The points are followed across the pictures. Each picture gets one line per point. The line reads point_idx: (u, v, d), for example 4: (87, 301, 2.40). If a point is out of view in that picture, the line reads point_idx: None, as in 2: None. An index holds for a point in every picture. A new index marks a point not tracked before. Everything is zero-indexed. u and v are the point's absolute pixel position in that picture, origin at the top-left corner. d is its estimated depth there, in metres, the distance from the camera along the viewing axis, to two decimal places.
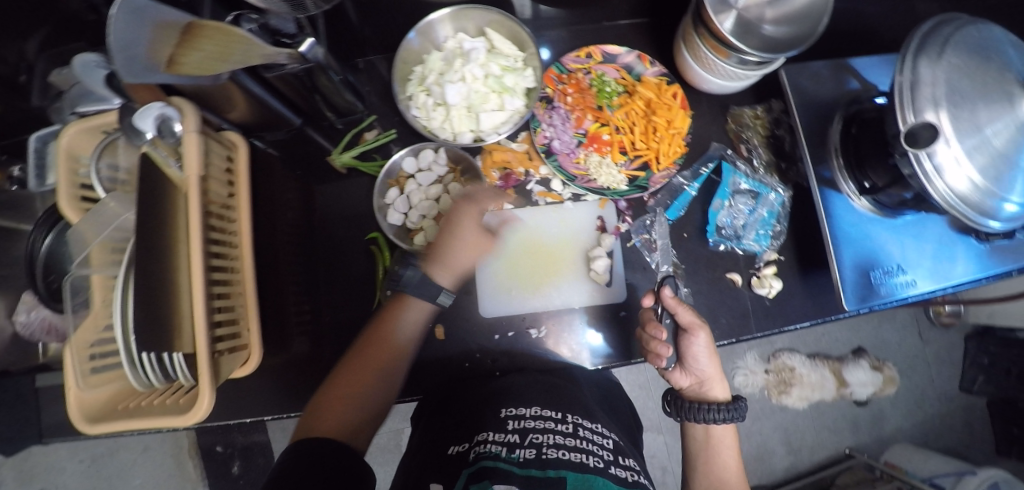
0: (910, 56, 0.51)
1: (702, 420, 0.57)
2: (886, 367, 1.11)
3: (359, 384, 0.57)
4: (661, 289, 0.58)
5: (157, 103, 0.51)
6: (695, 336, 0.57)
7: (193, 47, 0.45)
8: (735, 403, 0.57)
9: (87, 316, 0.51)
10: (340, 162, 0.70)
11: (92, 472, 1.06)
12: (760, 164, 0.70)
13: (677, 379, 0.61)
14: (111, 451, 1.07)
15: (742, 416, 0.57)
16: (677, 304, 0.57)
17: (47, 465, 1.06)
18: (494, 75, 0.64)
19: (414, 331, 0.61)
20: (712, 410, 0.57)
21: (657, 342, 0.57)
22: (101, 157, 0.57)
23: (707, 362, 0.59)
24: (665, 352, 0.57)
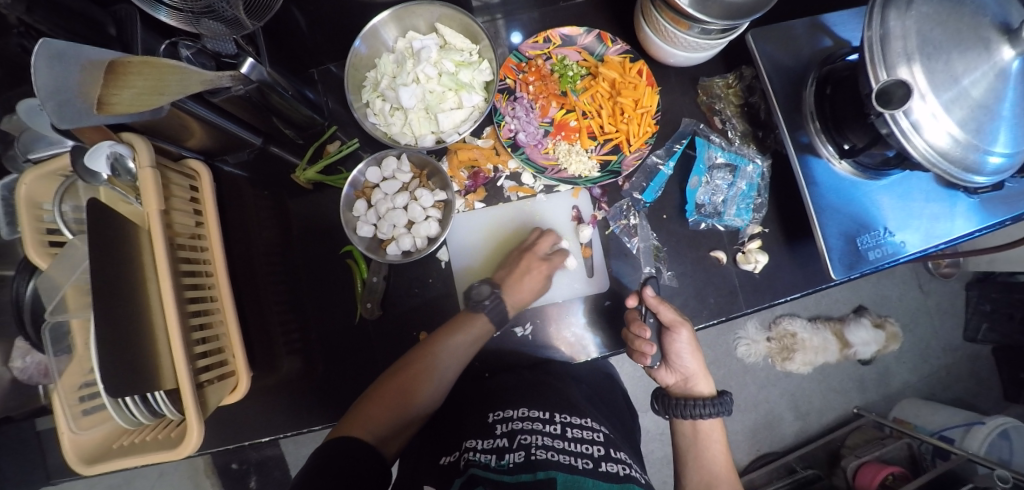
0: (879, 8, 0.48)
1: (690, 417, 0.59)
2: (890, 323, 1.10)
3: (398, 394, 0.55)
4: (643, 289, 0.60)
5: (107, 142, 0.49)
6: (678, 333, 0.59)
7: (124, 85, 0.43)
8: (721, 398, 0.60)
9: (70, 361, 0.51)
10: (305, 179, 0.68)
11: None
12: (736, 134, 0.67)
13: (662, 377, 0.64)
14: (129, 478, 1.10)
15: (728, 410, 0.60)
16: (658, 302, 0.59)
17: None
18: (448, 73, 0.62)
19: (475, 345, 0.61)
20: (697, 406, 0.59)
21: (641, 340, 0.59)
22: (64, 200, 0.55)
23: (690, 359, 0.60)
24: (649, 350, 0.58)
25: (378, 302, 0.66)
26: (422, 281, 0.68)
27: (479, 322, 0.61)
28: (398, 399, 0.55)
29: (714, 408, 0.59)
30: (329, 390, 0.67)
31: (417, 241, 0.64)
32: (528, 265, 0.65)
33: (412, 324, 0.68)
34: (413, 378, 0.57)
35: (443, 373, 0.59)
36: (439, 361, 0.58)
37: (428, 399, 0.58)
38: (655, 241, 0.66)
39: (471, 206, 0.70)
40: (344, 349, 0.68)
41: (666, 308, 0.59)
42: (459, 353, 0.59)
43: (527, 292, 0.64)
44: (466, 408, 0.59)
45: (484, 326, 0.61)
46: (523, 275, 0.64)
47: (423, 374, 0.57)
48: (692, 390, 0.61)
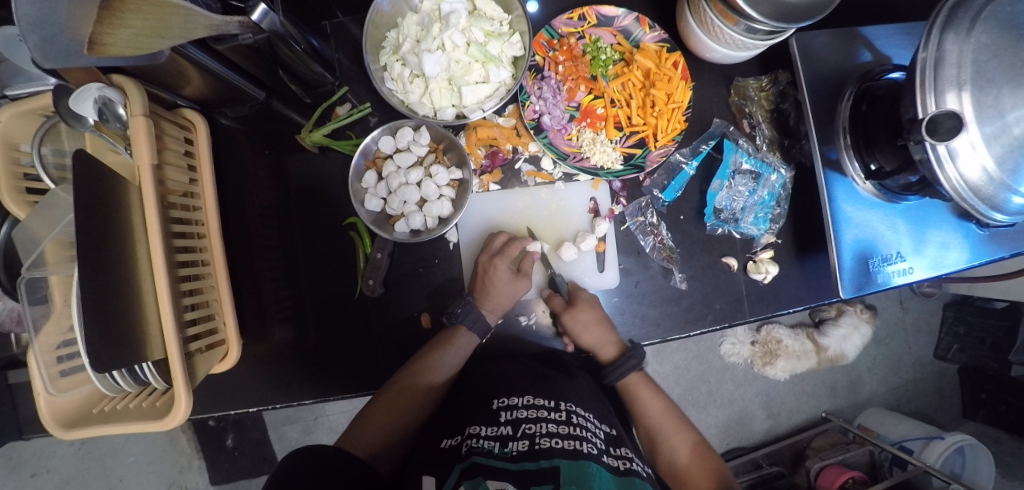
0: (937, 29, 0.46)
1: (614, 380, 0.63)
2: (866, 315, 1.13)
3: (385, 412, 0.59)
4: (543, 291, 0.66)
5: (95, 84, 0.45)
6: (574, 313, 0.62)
7: (120, 24, 0.38)
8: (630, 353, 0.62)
9: (48, 318, 0.48)
10: (310, 141, 0.64)
11: None
12: (763, 141, 0.66)
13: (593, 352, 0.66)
14: None
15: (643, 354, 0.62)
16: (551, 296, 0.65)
17: None
18: (476, 43, 0.58)
19: (459, 361, 0.63)
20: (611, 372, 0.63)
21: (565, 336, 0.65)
22: (44, 143, 0.52)
23: (588, 336, 0.62)
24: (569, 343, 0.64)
25: (380, 279, 0.63)
26: (428, 261, 0.66)
27: (462, 339, 0.61)
28: (387, 415, 0.59)
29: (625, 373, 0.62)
30: (321, 364, 0.65)
31: (428, 220, 0.62)
32: (484, 265, 0.62)
33: (415, 304, 0.66)
34: (398, 395, 0.59)
35: (426, 387, 0.60)
36: (428, 376, 0.60)
37: (416, 408, 0.60)
38: (670, 242, 0.65)
39: (486, 187, 0.67)
40: (339, 323, 0.66)
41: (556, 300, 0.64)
42: (445, 370, 0.62)
43: (500, 295, 0.62)
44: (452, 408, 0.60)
45: (463, 340, 0.61)
46: (484, 277, 0.62)
47: (407, 394, 0.59)
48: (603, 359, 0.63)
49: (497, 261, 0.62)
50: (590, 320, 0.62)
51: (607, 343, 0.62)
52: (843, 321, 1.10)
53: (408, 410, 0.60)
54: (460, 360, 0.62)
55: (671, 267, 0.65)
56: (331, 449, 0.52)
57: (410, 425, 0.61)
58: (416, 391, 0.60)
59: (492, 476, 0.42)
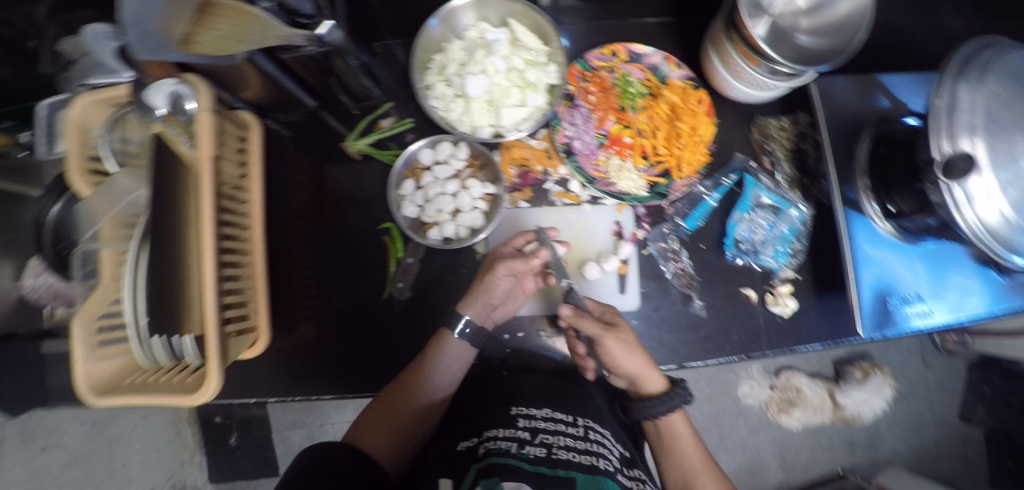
0: (950, 78, 0.49)
1: (651, 418, 0.59)
2: (888, 377, 1.12)
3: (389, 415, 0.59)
4: (558, 309, 0.58)
5: (170, 80, 0.50)
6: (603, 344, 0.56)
7: (211, 27, 0.45)
8: (676, 390, 0.59)
9: (96, 290, 0.51)
10: (356, 149, 0.70)
11: (94, 434, 1.06)
12: (784, 178, 0.68)
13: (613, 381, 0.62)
14: (112, 416, 1.07)
15: (687, 398, 0.59)
16: (575, 319, 0.58)
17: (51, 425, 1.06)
18: (516, 69, 0.63)
19: (456, 365, 0.62)
20: (656, 406, 0.58)
21: (580, 357, 0.61)
22: (113, 130, 0.57)
23: (630, 364, 0.56)
24: (590, 365, 0.61)
25: (409, 283, 0.68)
26: (456, 269, 0.68)
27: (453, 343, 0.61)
28: (393, 417, 0.59)
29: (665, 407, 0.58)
30: (339, 362, 0.66)
31: (460, 230, 0.65)
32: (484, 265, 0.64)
33: (440, 311, 0.68)
34: (398, 395, 0.60)
35: (427, 389, 0.61)
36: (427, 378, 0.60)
37: (421, 411, 0.61)
38: (689, 269, 0.67)
39: (515, 204, 0.69)
40: (361, 324, 0.67)
41: (586, 323, 0.57)
42: (446, 373, 0.62)
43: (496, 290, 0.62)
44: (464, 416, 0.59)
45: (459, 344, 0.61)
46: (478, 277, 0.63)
47: (406, 393, 0.60)
48: (647, 389, 0.59)
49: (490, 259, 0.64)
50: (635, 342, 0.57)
51: (648, 372, 0.58)
52: (866, 384, 1.10)
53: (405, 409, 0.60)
54: (458, 362, 0.63)
55: (690, 294, 0.66)
56: (336, 450, 0.52)
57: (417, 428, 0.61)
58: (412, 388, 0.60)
59: (508, 477, 0.41)
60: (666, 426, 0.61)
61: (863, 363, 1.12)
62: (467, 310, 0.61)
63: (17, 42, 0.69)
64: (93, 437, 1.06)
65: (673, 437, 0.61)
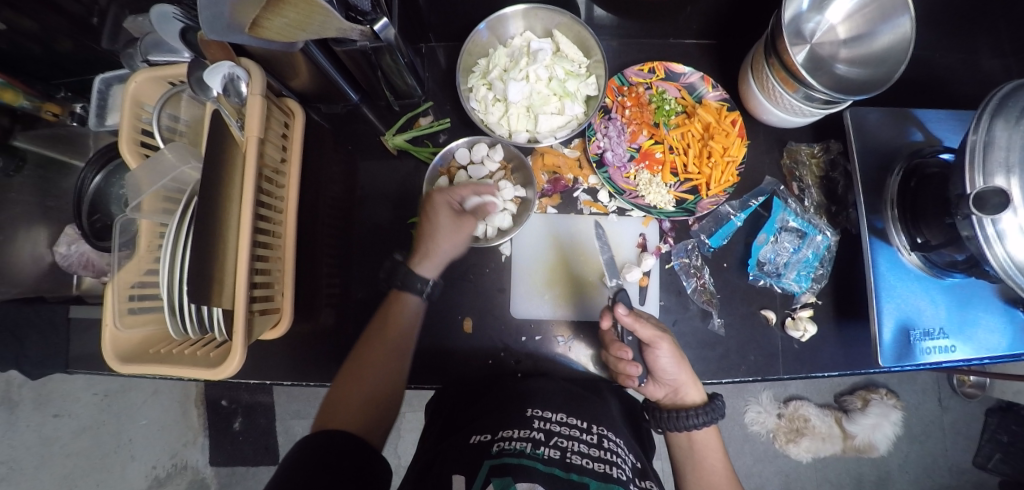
0: (987, 115, 0.50)
1: (681, 431, 0.58)
2: (896, 404, 1.09)
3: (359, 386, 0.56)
4: (617, 307, 0.57)
5: (227, 63, 0.53)
6: (659, 349, 0.57)
7: (278, 12, 0.46)
8: (713, 405, 0.59)
9: (131, 258, 0.52)
10: (392, 144, 0.71)
11: (104, 405, 1.06)
12: (811, 204, 0.69)
13: (651, 391, 0.63)
14: (124, 388, 1.07)
15: (722, 414, 0.59)
16: (634, 322, 0.56)
17: (61, 392, 1.05)
18: (557, 79, 0.64)
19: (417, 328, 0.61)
20: (696, 417, 0.58)
21: (623, 362, 0.59)
22: (165, 107, 0.59)
23: (677, 371, 0.59)
24: (632, 372, 0.58)
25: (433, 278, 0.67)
26: (480, 269, 0.68)
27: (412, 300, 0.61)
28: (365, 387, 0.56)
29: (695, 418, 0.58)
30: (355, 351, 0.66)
31: (488, 230, 0.66)
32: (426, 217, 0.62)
33: (461, 309, 0.67)
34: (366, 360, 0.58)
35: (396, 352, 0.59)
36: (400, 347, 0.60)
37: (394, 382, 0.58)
38: (711, 286, 0.67)
39: (544, 209, 0.71)
40: None
41: (645, 326, 0.57)
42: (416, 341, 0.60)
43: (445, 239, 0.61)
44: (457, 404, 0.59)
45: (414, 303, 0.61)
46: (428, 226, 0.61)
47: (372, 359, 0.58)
48: (687, 399, 0.60)
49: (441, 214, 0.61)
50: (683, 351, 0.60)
51: (686, 382, 0.59)
52: (870, 409, 1.07)
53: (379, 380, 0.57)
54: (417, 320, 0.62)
55: (710, 311, 0.66)
56: (345, 435, 0.49)
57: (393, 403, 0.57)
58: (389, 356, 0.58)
59: (522, 476, 0.42)
60: (697, 438, 0.61)
61: (862, 390, 1.10)
62: (421, 268, 0.61)
63: (80, 18, 0.68)
64: (102, 408, 1.06)
65: (704, 450, 0.61)
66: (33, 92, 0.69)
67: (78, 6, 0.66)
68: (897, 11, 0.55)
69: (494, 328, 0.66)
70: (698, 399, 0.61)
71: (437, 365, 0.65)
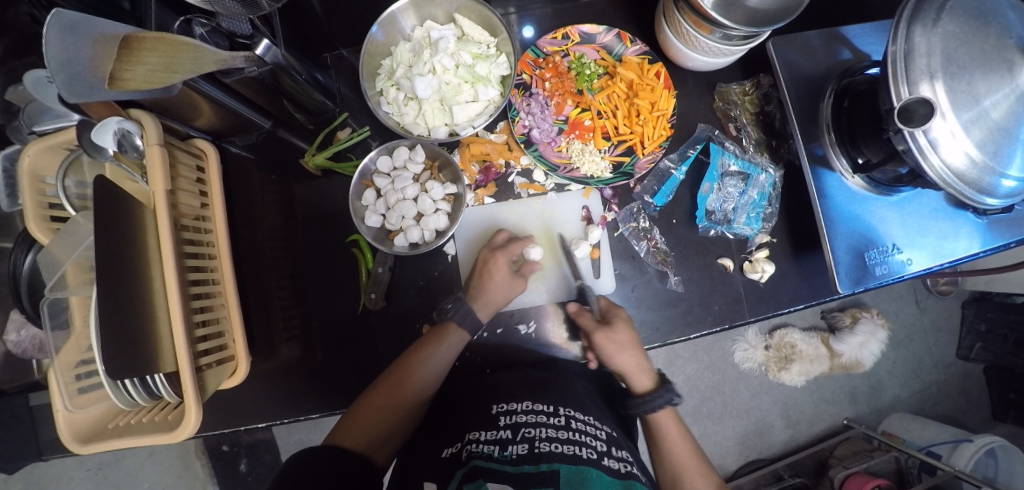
0: (905, 24, 0.47)
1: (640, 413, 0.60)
2: (882, 320, 1.11)
3: (376, 411, 0.56)
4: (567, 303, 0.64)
5: (115, 117, 0.49)
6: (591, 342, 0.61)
7: (137, 61, 0.42)
8: (660, 392, 0.59)
9: (68, 338, 0.51)
10: (313, 164, 0.68)
11: (101, 479, 1.07)
12: (749, 143, 0.67)
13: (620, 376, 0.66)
14: (118, 457, 1.09)
15: (674, 398, 0.59)
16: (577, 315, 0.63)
17: (56, 474, 1.08)
18: (465, 65, 0.61)
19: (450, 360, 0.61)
20: (642, 404, 0.59)
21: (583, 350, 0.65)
22: (68, 175, 0.56)
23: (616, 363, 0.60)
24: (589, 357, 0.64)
25: (382, 293, 0.65)
26: (427, 274, 0.67)
27: (456, 334, 0.61)
28: (381, 412, 0.56)
29: (661, 398, 0.59)
30: (326, 377, 0.66)
31: (426, 234, 0.64)
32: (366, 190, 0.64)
33: (418, 312, 0.67)
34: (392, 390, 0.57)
35: (423, 385, 0.59)
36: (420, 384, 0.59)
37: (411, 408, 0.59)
38: (665, 245, 0.66)
39: (481, 200, 0.69)
40: (342, 337, 0.67)
41: (585, 319, 0.62)
42: (436, 370, 0.60)
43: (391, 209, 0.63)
44: (444, 413, 0.60)
45: (458, 336, 0.61)
46: (369, 199, 0.64)
47: (401, 390, 0.58)
48: (638, 387, 0.61)
49: (382, 187, 0.64)
50: (626, 341, 0.60)
51: (642, 367, 0.60)
52: (859, 329, 1.08)
53: (397, 414, 0.57)
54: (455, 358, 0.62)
55: (666, 271, 0.66)
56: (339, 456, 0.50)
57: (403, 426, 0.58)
58: (400, 397, 0.58)
59: (492, 478, 0.43)
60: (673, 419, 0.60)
61: (852, 309, 1.11)
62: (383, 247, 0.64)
63: None
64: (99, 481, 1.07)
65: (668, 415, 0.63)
66: None
67: None
68: None
69: None
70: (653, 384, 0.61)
71: (456, 389, 0.64)
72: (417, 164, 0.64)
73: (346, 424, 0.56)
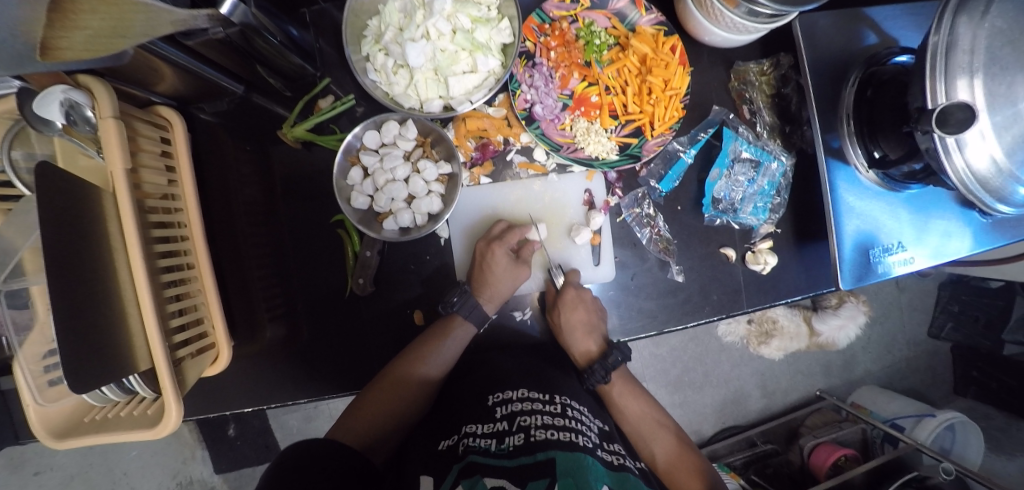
0: (950, 11, 0.43)
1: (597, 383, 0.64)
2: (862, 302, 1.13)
3: (380, 398, 0.59)
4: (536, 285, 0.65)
5: (59, 86, 0.43)
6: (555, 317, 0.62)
7: (75, 25, 0.36)
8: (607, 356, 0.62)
9: (31, 328, 0.47)
10: (292, 137, 0.62)
11: (87, 447, 1.07)
12: (763, 128, 0.63)
13: None
14: None
15: (623, 356, 0.63)
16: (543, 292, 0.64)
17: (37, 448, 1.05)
18: (462, 30, 0.55)
19: (455, 349, 0.62)
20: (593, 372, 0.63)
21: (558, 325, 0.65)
22: (14, 146, 0.50)
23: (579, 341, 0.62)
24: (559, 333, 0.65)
25: (370, 278, 0.62)
26: (420, 258, 0.64)
27: (460, 331, 0.61)
28: (383, 410, 0.59)
29: (606, 374, 0.62)
30: (314, 362, 0.64)
31: (417, 217, 0.61)
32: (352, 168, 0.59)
33: (411, 298, 0.65)
34: (394, 391, 0.59)
35: (426, 377, 0.61)
36: (424, 371, 0.60)
37: (413, 402, 0.61)
38: (667, 233, 0.64)
39: (477, 180, 0.65)
40: (332, 321, 0.65)
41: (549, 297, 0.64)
42: (439, 361, 0.61)
43: (381, 190, 0.59)
44: (448, 403, 0.61)
45: (464, 328, 0.61)
46: (355, 178, 0.59)
47: (403, 385, 0.60)
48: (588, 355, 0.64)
49: (370, 165, 0.59)
50: (575, 322, 0.61)
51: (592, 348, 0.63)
52: (841, 310, 1.09)
53: (400, 402, 0.60)
54: (461, 348, 0.63)
55: (668, 260, 0.64)
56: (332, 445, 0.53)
57: (404, 418, 0.61)
58: (405, 386, 0.60)
59: (489, 473, 0.43)
60: (642, 410, 0.66)
61: (840, 292, 1.12)
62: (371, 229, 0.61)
63: None
64: (86, 454, 1.06)
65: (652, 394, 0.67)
66: None
67: None
68: None
69: None
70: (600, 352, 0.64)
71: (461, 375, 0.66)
72: (409, 141, 0.59)
73: (351, 413, 0.59)
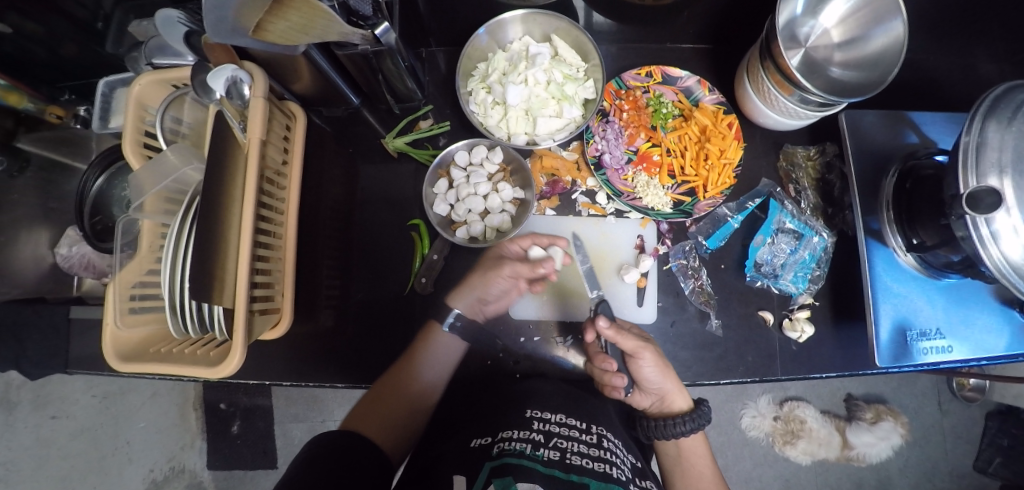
0: (978, 117, 0.49)
1: (670, 438, 0.60)
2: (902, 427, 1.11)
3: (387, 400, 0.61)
4: (596, 321, 0.57)
5: (231, 66, 0.52)
6: (641, 359, 0.58)
7: (282, 16, 0.46)
8: (698, 411, 0.60)
9: (132, 257, 0.52)
10: (393, 146, 0.71)
11: (102, 408, 1.10)
12: (807, 206, 0.69)
13: (637, 400, 0.62)
14: (123, 390, 1.11)
15: (708, 420, 0.61)
16: (614, 335, 0.57)
17: (61, 394, 1.10)
18: (555, 82, 0.66)
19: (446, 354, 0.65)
20: (675, 425, 0.59)
21: (609, 374, 0.59)
22: (169, 108, 0.59)
23: (660, 380, 0.59)
24: (618, 384, 0.58)
25: (432, 279, 0.69)
26: (478, 270, 0.69)
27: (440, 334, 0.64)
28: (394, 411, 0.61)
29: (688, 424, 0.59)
30: (356, 352, 0.67)
31: (487, 231, 0.68)
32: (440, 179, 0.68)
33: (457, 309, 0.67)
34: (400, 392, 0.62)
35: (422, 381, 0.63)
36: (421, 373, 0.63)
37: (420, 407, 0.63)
38: (709, 287, 0.68)
39: (542, 211, 0.72)
40: (384, 316, 0.69)
41: (625, 338, 0.57)
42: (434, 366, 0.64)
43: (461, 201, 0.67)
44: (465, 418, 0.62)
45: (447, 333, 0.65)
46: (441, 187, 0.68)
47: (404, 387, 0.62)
48: (671, 406, 0.61)
49: (456, 179, 0.67)
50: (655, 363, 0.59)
51: (663, 391, 0.60)
52: (877, 428, 1.09)
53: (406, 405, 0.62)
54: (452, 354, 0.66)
55: (707, 312, 0.67)
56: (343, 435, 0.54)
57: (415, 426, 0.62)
58: (407, 390, 0.62)
59: (522, 478, 0.42)
60: (685, 445, 0.62)
61: (876, 405, 1.11)
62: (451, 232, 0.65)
63: (86, 22, 0.72)
64: (100, 411, 1.10)
65: (692, 458, 0.62)
66: (37, 95, 0.74)
67: (82, 10, 0.70)
68: (888, 15, 0.56)
69: (495, 329, 0.67)
70: (682, 405, 0.61)
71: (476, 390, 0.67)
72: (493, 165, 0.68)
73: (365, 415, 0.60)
